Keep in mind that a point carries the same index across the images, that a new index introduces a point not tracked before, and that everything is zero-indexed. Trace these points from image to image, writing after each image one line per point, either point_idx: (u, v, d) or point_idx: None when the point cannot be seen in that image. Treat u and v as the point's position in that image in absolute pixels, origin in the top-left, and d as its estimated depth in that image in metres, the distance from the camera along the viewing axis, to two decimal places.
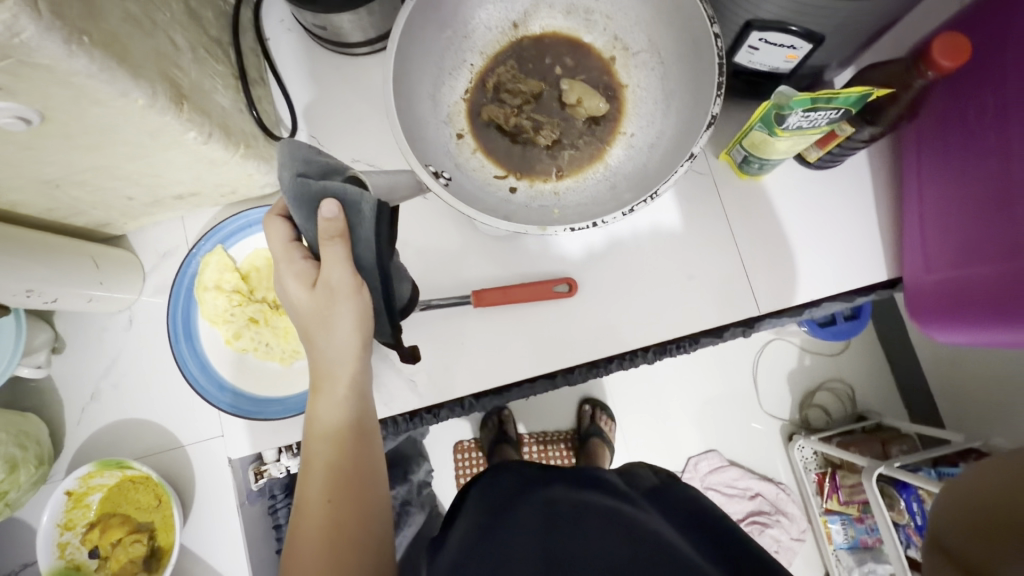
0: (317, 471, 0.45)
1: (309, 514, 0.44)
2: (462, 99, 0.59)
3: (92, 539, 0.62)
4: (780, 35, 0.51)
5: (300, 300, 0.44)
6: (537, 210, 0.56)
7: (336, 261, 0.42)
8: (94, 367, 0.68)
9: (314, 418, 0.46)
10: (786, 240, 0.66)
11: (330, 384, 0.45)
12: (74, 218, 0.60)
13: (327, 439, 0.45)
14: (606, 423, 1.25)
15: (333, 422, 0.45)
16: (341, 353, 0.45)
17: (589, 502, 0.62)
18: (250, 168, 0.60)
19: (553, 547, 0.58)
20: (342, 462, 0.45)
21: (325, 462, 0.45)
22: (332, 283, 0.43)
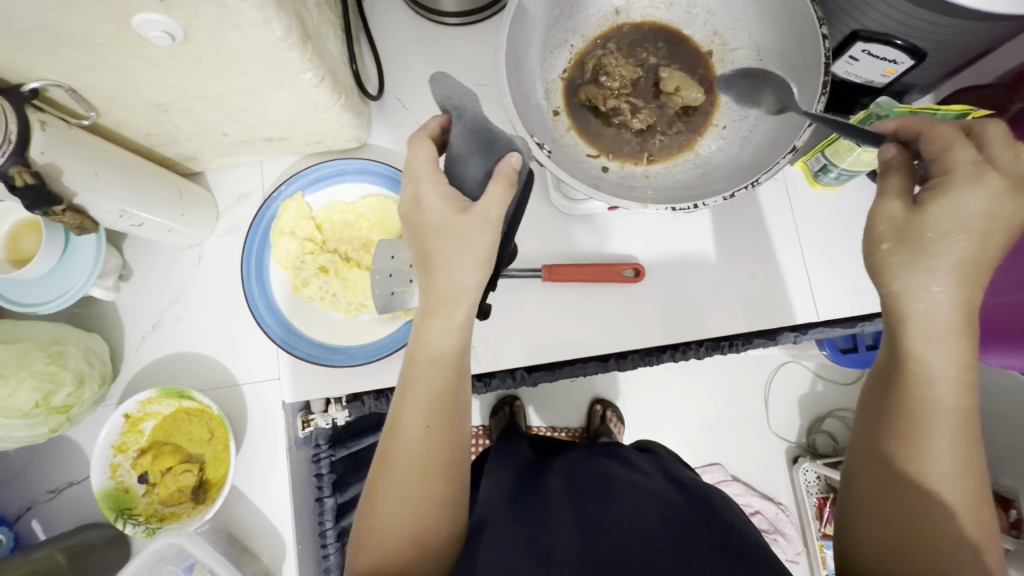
0: (421, 393, 0.49)
1: (412, 432, 0.49)
2: (561, 77, 0.61)
3: (143, 465, 0.63)
4: (883, 48, 0.53)
5: (440, 222, 0.48)
6: (628, 188, 0.56)
7: (494, 200, 0.46)
8: (159, 298, 0.69)
9: (422, 340, 0.49)
10: (849, 253, 0.68)
11: (448, 311, 0.48)
12: (166, 147, 0.61)
13: (438, 363, 0.49)
14: (616, 425, 1.25)
15: (444, 346, 0.49)
16: (464, 285, 0.48)
17: (611, 475, 0.64)
18: (344, 120, 0.61)
19: (585, 507, 0.58)
20: (444, 386, 0.49)
21: (430, 387, 0.49)
22: (480, 218, 0.47)
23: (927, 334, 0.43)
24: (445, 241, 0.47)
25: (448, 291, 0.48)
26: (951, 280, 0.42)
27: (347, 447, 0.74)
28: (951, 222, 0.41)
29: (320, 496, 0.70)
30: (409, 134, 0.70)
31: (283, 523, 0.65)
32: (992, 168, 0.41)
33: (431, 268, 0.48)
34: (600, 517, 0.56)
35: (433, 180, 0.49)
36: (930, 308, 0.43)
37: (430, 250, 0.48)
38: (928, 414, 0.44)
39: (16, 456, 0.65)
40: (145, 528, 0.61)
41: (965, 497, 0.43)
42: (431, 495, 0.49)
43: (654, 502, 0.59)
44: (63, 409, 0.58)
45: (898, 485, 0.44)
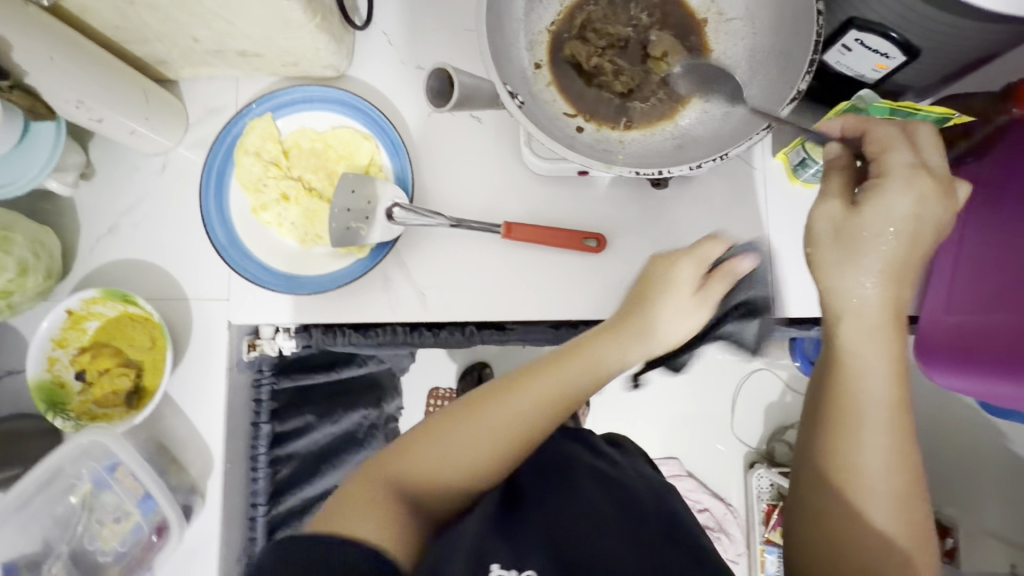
0: (496, 423, 0.53)
1: (461, 442, 0.52)
2: (547, 29, 0.58)
3: (81, 362, 0.63)
4: (876, 39, 0.50)
5: (655, 314, 0.57)
6: (601, 152, 0.56)
7: (713, 290, 0.58)
8: (119, 201, 0.68)
9: (526, 394, 0.54)
10: None
11: (567, 390, 0.55)
12: (135, 46, 0.60)
13: (519, 419, 0.53)
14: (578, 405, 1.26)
15: (547, 415, 0.54)
16: (591, 378, 0.55)
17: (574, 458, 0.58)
18: (319, 42, 0.60)
19: (543, 498, 0.53)
20: (521, 430, 0.53)
21: (509, 423, 0.53)
22: (669, 337, 0.58)
23: (857, 326, 0.45)
24: (669, 304, 0.57)
25: (612, 339, 0.57)
26: (882, 275, 0.45)
27: (292, 378, 0.74)
28: (881, 223, 0.44)
29: (256, 420, 0.70)
30: (391, 72, 0.68)
31: (215, 438, 0.65)
32: (921, 173, 0.44)
33: (577, 351, 0.56)
34: (568, 520, 0.50)
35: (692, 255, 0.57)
36: (858, 294, 0.45)
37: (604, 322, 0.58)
38: (860, 413, 0.44)
39: None
40: (74, 423, 0.62)
41: (893, 502, 0.44)
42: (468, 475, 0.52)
43: (613, 499, 0.53)
44: (3, 294, 0.58)
45: (832, 486, 0.45)
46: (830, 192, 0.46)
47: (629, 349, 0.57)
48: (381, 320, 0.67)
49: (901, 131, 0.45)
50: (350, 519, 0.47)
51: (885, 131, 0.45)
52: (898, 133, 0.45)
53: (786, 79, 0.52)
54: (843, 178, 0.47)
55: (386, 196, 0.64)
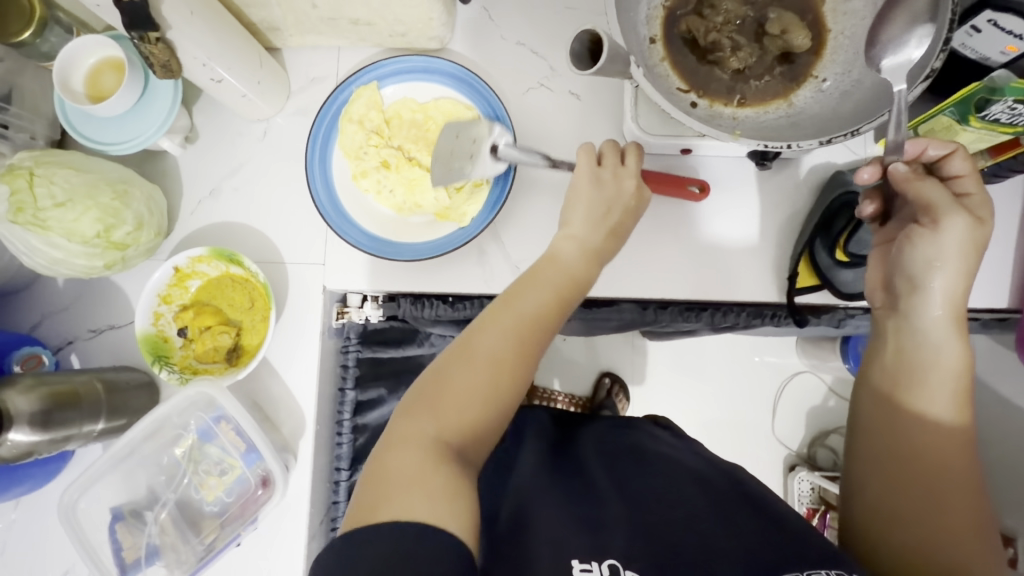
0: (471, 372, 0.50)
1: (440, 416, 0.48)
2: (663, 4, 0.59)
3: (184, 319, 0.65)
4: (1013, 19, 0.50)
5: (568, 252, 0.56)
6: (716, 127, 0.56)
7: (579, 214, 0.57)
8: (221, 165, 0.70)
9: (487, 323, 0.52)
10: None
11: (515, 324, 0.52)
12: (254, 10, 0.61)
13: (518, 327, 0.52)
14: (620, 399, 1.25)
15: (497, 347, 0.51)
16: (531, 311, 0.53)
17: (641, 445, 0.64)
18: (433, 11, 0.61)
19: (619, 474, 0.58)
20: (524, 339, 0.52)
21: (478, 376, 0.50)
22: (574, 266, 0.56)
23: (931, 306, 0.51)
24: (596, 203, 0.57)
25: (574, 230, 0.57)
26: (950, 270, 0.51)
27: (376, 350, 0.75)
28: (952, 245, 0.50)
29: (343, 386, 0.72)
30: (489, 46, 0.69)
31: (308, 399, 0.66)
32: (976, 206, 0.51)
33: (507, 298, 0.54)
34: (643, 490, 0.55)
35: (615, 156, 0.58)
36: (925, 286, 0.51)
37: (574, 206, 0.57)
38: (924, 375, 0.52)
39: (67, 290, 0.68)
40: (179, 376, 0.63)
41: (954, 452, 0.50)
42: (486, 409, 0.49)
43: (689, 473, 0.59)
44: (120, 247, 0.60)
45: (905, 443, 0.51)
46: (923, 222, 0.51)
47: (557, 278, 0.55)
48: (473, 292, 0.67)
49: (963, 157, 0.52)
50: (409, 499, 0.43)
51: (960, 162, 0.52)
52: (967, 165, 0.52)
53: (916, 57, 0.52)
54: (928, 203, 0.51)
55: (484, 168, 0.63)
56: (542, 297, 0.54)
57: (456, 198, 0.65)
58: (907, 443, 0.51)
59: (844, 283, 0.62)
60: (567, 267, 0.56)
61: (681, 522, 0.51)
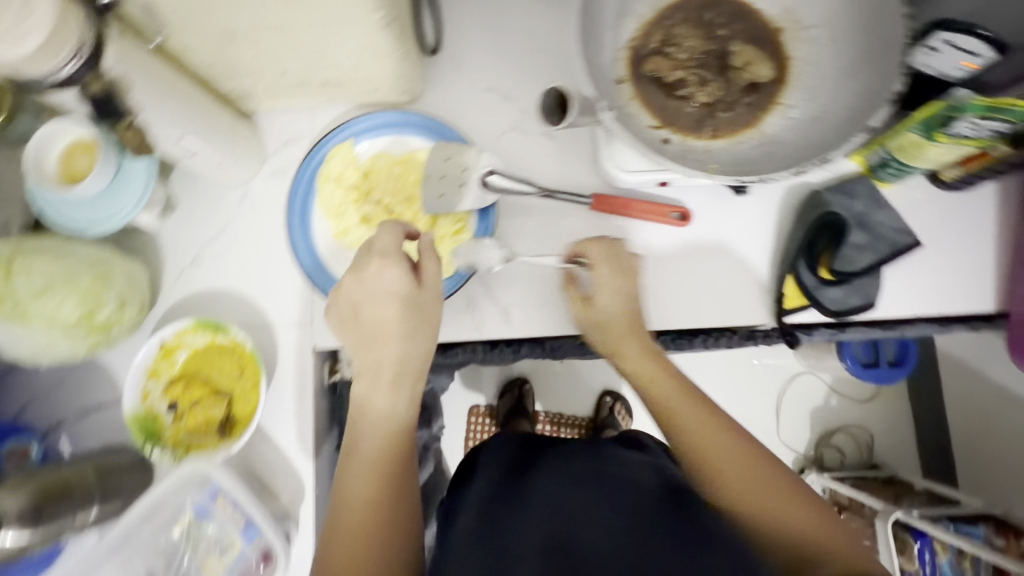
0: (352, 506, 0.53)
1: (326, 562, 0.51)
2: (627, 46, 0.60)
3: (173, 393, 0.64)
4: (968, 40, 0.51)
5: (352, 338, 0.58)
6: (691, 162, 0.56)
7: (387, 276, 0.56)
8: (201, 233, 0.69)
9: (356, 434, 0.56)
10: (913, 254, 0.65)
11: (374, 420, 0.56)
12: (224, 82, 0.62)
13: (378, 436, 0.56)
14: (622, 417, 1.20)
15: (378, 433, 0.56)
16: (391, 404, 0.56)
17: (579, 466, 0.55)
18: (403, 69, 0.61)
19: (551, 519, 0.50)
20: (391, 438, 0.56)
21: (351, 508, 0.53)
22: (390, 344, 0.57)
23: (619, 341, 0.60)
24: (382, 301, 0.57)
25: (386, 321, 0.57)
26: (640, 334, 0.60)
27: None
28: (615, 310, 0.61)
29: (338, 445, 0.72)
30: (460, 94, 0.70)
31: (307, 465, 0.65)
32: (608, 276, 0.60)
33: (362, 408, 0.57)
34: (562, 526, 0.49)
35: (371, 251, 0.57)
36: (621, 334, 0.60)
37: (388, 312, 0.57)
38: (672, 408, 0.55)
39: (52, 372, 0.66)
40: (172, 454, 0.62)
41: (742, 477, 0.50)
42: (374, 509, 0.53)
43: (616, 483, 0.52)
44: (103, 329, 0.60)
45: (703, 465, 0.52)
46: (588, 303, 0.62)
47: (381, 347, 0.57)
48: (465, 340, 0.66)
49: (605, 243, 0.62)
50: None
51: (595, 246, 0.61)
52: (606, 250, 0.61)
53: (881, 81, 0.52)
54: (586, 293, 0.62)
55: (471, 196, 0.64)
56: (400, 394, 0.57)
57: (441, 249, 0.66)
58: (696, 471, 0.52)
59: (837, 302, 0.62)
60: (389, 338, 0.57)
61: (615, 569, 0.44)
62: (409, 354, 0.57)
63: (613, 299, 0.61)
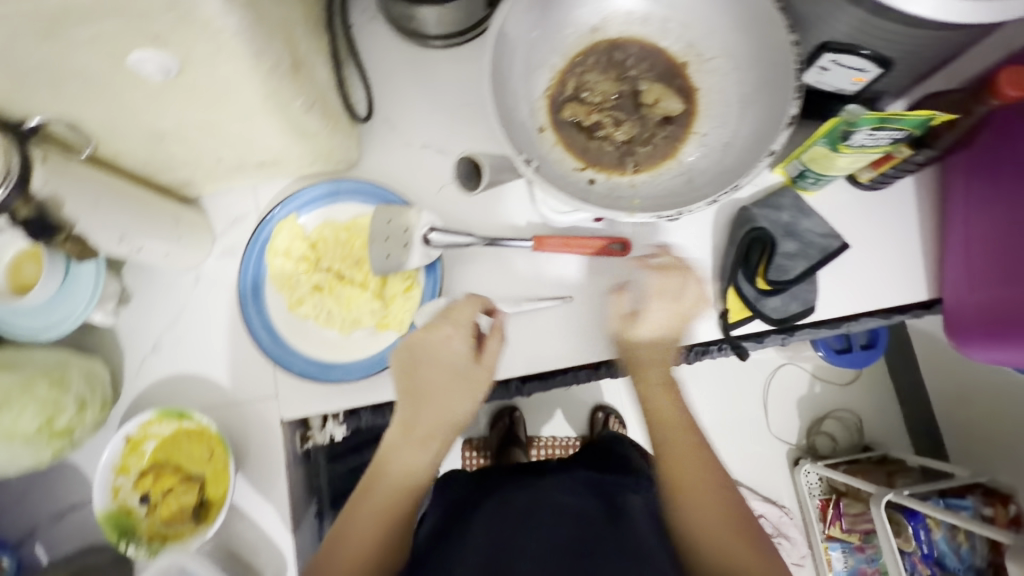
0: (354, 535, 0.57)
1: None
2: (544, 95, 0.63)
3: (145, 485, 0.64)
4: (851, 58, 0.55)
5: (400, 373, 0.59)
6: (616, 200, 0.60)
7: (455, 343, 0.59)
8: (158, 320, 0.70)
9: (387, 457, 0.59)
10: (845, 254, 0.68)
11: (409, 455, 0.59)
12: (162, 175, 0.63)
13: (394, 492, 0.58)
14: (620, 426, 1.20)
15: (410, 475, 0.59)
16: (416, 450, 0.59)
17: (534, 495, 0.70)
18: (335, 142, 0.63)
19: (494, 534, 0.66)
20: (409, 486, 0.59)
21: (358, 531, 0.57)
22: (441, 410, 0.59)
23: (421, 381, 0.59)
24: (438, 372, 0.59)
25: (443, 395, 0.59)
26: (451, 371, 0.59)
27: (345, 463, 0.77)
28: (433, 355, 0.59)
29: (320, 511, 0.73)
30: (397, 154, 0.73)
31: (286, 537, 0.65)
32: (665, 326, 0.62)
33: (392, 441, 0.59)
34: (511, 539, 0.65)
35: (445, 322, 0.59)
36: (432, 370, 0.59)
37: (433, 367, 0.59)
38: (659, 422, 0.62)
39: (21, 479, 0.66)
40: (148, 549, 0.62)
41: (718, 516, 0.57)
42: (369, 549, 0.57)
43: (573, 512, 0.67)
44: (65, 433, 0.60)
45: (683, 489, 0.58)
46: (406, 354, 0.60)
47: (424, 404, 0.59)
48: None
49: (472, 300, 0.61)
50: None
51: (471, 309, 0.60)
52: (470, 306, 0.60)
53: (778, 106, 0.56)
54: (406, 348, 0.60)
55: (415, 256, 0.66)
56: (430, 449, 0.59)
57: (394, 306, 0.67)
58: (674, 490, 0.58)
59: (775, 310, 0.65)
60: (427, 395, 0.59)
61: None
62: (460, 415, 0.60)
63: (654, 343, 0.62)
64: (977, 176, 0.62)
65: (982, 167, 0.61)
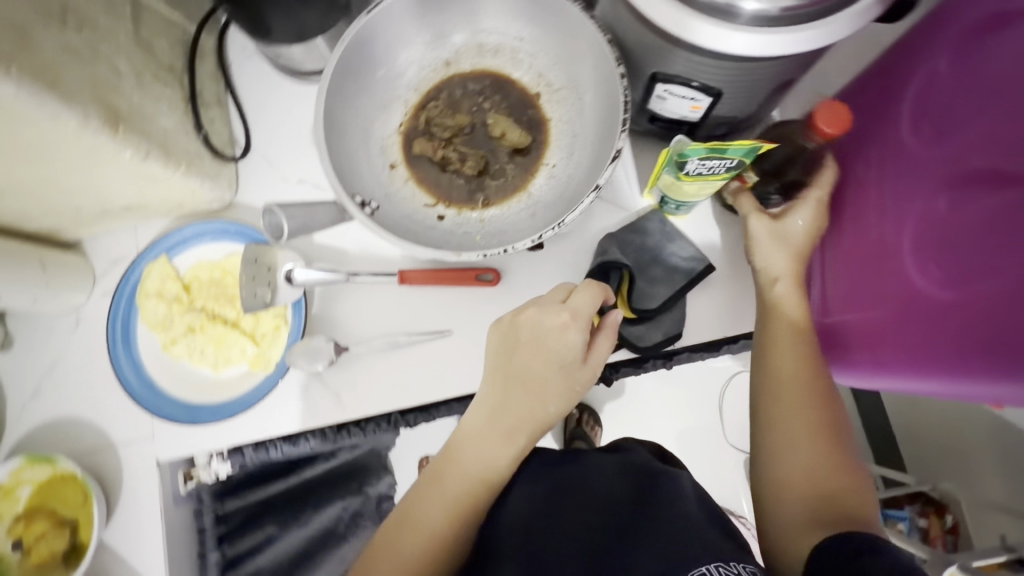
0: (434, 517, 0.57)
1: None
2: (397, 131, 0.63)
3: (18, 531, 0.65)
4: (683, 88, 0.54)
5: (513, 365, 0.58)
6: (460, 237, 0.60)
7: (600, 350, 0.59)
8: (39, 364, 0.71)
9: (458, 446, 0.59)
10: (716, 275, 0.67)
11: (472, 451, 0.58)
12: (24, 224, 0.64)
13: (468, 482, 0.58)
14: (593, 429, 1.12)
15: (473, 469, 0.58)
16: (485, 443, 0.58)
17: (557, 471, 0.64)
18: (193, 185, 0.64)
19: (533, 502, 0.60)
20: (473, 484, 0.58)
21: (434, 516, 0.57)
22: (540, 398, 0.58)
23: (489, 395, 0.59)
24: (538, 356, 0.57)
25: (535, 377, 0.58)
26: (503, 373, 0.58)
27: (234, 499, 0.78)
28: (535, 346, 0.57)
29: (203, 551, 0.73)
30: (276, 190, 0.73)
31: None
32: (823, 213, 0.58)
33: (452, 450, 0.60)
34: (542, 520, 0.59)
35: (563, 306, 0.56)
36: (497, 376, 0.59)
37: (533, 360, 0.57)
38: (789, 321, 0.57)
39: None
40: None
41: (814, 432, 0.54)
42: (436, 544, 0.56)
43: (595, 501, 0.60)
44: None
45: (784, 397, 0.55)
46: (493, 357, 0.59)
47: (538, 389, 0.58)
48: (304, 427, 0.68)
49: (536, 306, 0.57)
50: None
51: (527, 315, 0.57)
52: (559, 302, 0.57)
53: (609, 140, 0.56)
54: (495, 348, 0.59)
55: (282, 294, 0.66)
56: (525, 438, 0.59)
57: (264, 345, 0.68)
58: (787, 397, 0.55)
59: (636, 337, 0.65)
60: (548, 387, 0.58)
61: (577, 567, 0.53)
62: (551, 411, 0.58)
63: (800, 240, 0.58)
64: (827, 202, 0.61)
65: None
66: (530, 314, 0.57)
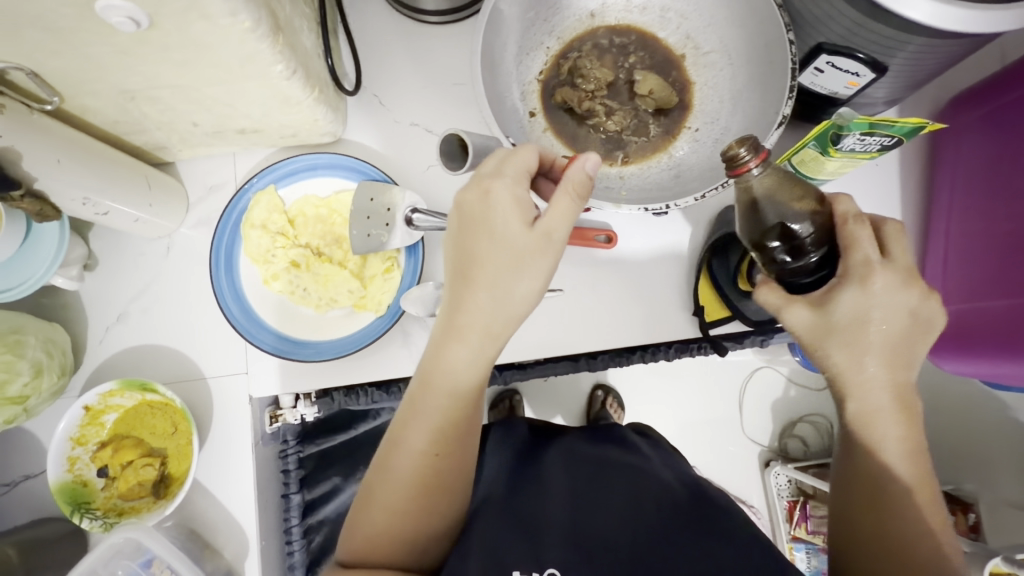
0: (413, 446, 0.51)
1: (376, 508, 0.52)
2: (538, 79, 0.61)
3: (103, 458, 0.62)
4: (847, 61, 0.54)
5: (481, 249, 0.47)
6: (604, 191, 0.58)
7: (561, 212, 0.46)
8: (126, 289, 0.67)
9: (442, 360, 0.49)
10: None
11: (453, 345, 0.49)
12: (134, 135, 0.60)
13: (452, 396, 0.50)
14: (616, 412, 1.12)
15: (458, 379, 0.50)
16: (466, 333, 0.48)
17: (605, 452, 0.67)
18: (318, 114, 0.61)
19: (576, 478, 0.64)
20: (458, 395, 0.50)
21: (420, 444, 0.51)
22: (519, 273, 0.47)
23: (461, 287, 0.48)
24: (493, 238, 0.47)
25: (498, 264, 0.47)
26: (476, 261, 0.48)
27: (313, 445, 0.78)
28: (502, 232, 0.47)
29: (286, 492, 0.73)
30: (387, 131, 0.71)
31: (246, 517, 0.65)
32: (881, 270, 0.47)
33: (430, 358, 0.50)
34: (589, 490, 0.62)
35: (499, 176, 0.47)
36: (467, 264, 0.48)
37: (478, 242, 0.47)
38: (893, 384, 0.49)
39: None
40: (103, 522, 0.61)
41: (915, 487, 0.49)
42: (419, 479, 0.51)
43: (648, 483, 0.63)
44: (18, 400, 0.58)
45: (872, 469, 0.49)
46: (462, 241, 0.49)
47: (506, 265, 0.47)
48: (404, 375, 0.66)
49: (482, 193, 0.47)
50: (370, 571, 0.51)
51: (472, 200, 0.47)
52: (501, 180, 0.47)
53: (770, 105, 0.56)
54: (463, 234, 0.48)
55: (399, 235, 0.64)
56: (514, 309, 0.48)
57: (372, 287, 0.66)
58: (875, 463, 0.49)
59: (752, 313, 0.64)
60: (530, 255, 0.47)
61: (626, 547, 0.57)
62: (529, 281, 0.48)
63: (854, 325, 0.47)
64: (963, 188, 0.62)
65: (969, 179, 0.62)
66: (479, 202, 0.47)
